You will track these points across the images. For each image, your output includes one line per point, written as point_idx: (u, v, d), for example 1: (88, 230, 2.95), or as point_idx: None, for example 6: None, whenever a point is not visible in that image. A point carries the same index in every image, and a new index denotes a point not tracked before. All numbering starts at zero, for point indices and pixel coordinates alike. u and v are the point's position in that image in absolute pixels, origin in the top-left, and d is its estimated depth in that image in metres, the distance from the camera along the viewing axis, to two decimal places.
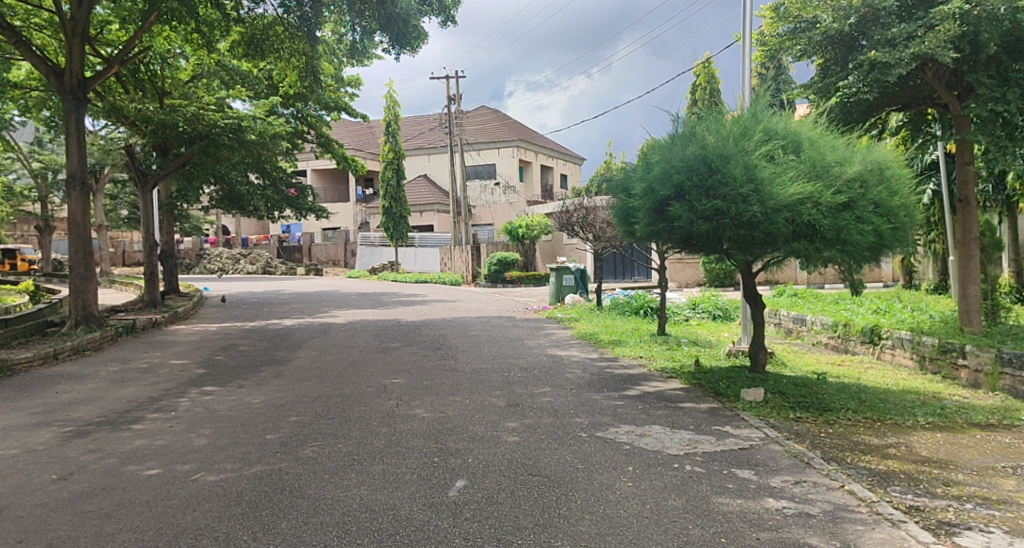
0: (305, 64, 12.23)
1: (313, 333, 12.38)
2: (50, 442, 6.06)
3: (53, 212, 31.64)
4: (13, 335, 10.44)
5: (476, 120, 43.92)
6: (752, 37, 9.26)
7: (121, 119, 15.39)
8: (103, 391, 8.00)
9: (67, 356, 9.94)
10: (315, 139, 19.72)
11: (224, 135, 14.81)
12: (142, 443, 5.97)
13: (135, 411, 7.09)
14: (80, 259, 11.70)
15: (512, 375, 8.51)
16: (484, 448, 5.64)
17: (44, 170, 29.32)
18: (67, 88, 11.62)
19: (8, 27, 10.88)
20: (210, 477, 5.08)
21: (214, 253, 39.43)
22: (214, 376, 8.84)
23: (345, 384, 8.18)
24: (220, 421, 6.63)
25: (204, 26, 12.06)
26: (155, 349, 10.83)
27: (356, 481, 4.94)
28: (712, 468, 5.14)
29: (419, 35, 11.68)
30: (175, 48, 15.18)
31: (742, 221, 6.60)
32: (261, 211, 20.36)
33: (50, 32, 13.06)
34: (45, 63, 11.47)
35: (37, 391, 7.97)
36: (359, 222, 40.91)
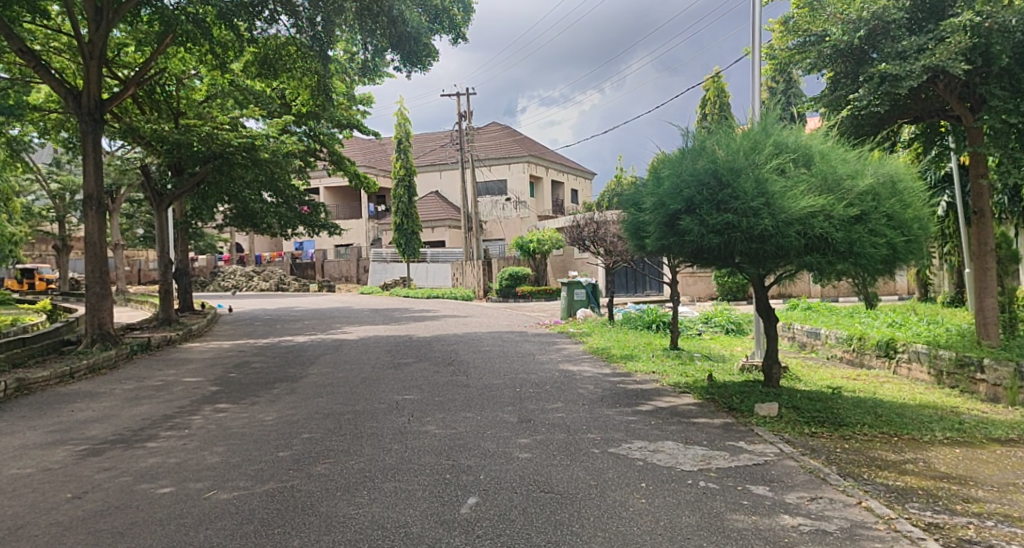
0: (317, 83, 12.42)
1: (325, 350, 12.41)
2: (66, 461, 6.10)
3: (70, 232, 32.02)
4: (29, 355, 10.54)
5: (487, 137, 44.28)
6: (761, 51, 9.26)
7: (137, 140, 15.64)
8: (118, 409, 8.04)
9: (82, 375, 10.02)
10: (327, 157, 19.87)
11: (237, 154, 14.90)
12: (156, 461, 6.00)
13: (149, 429, 7.13)
14: (96, 277, 11.77)
15: (523, 391, 8.46)
16: (496, 464, 5.62)
17: (62, 191, 29.68)
18: (85, 110, 11.73)
19: (28, 52, 10.97)
20: (223, 495, 5.10)
21: (229, 270, 39.82)
22: (228, 393, 8.87)
23: (357, 401, 8.20)
24: (233, 438, 6.65)
25: (219, 46, 12.28)
26: (169, 366, 10.87)
27: (369, 498, 4.94)
28: (726, 484, 5.10)
29: (430, 53, 11.73)
30: (190, 69, 15.28)
31: (753, 235, 6.57)
32: (275, 228, 20.48)
33: (69, 55, 13.33)
34: (62, 86, 11.61)
35: (53, 410, 8.01)
36: (372, 238, 41.10)
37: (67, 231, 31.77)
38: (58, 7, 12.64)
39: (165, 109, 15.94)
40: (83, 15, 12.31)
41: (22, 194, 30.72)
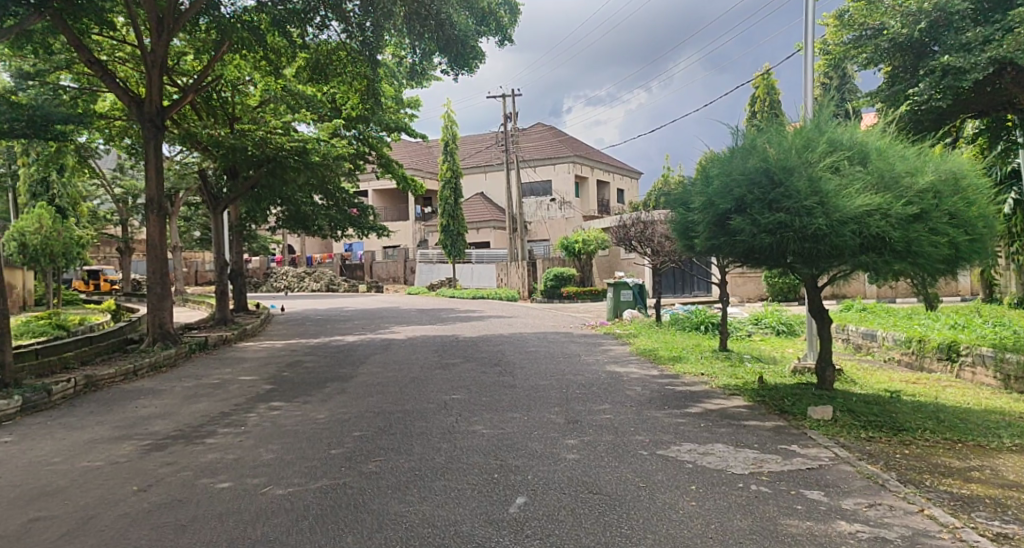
0: (366, 87, 12.64)
1: (374, 349, 12.62)
2: (131, 455, 6.35)
3: (132, 234, 33.29)
4: (96, 353, 10.99)
5: (532, 138, 44.36)
6: (815, 47, 9.07)
7: (195, 146, 16.16)
8: (178, 406, 8.33)
9: (145, 373, 10.39)
10: (375, 160, 20.19)
11: (289, 158, 15.25)
12: (215, 456, 6.20)
13: (207, 425, 7.36)
14: (157, 279, 12.19)
15: (570, 392, 8.46)
16: (544, 465, 5.64)
17: (126, 195, 30.87)
18: (147, 117, 12.17)
19: (96, 62, 11.42)
20: (278, 491, 5.24)
21: (281, 272, 40.82)
22: (282, 391, 9.10)
23: (406, 400, 8.31)
24: (288, 436, 6.82)
25: (273, 53, 12.60)
26: (226, 365, 11.20)
27: (419, 496, 5.01)
28: (779, 488, 5.02)
29: (477, 55, 11.75)
30: (245, 76, 15.72)
31: (806, 234, 6.44)
32: (325, 230, 20.90)
33: (132, 64, 13.85)
34: (127, 95, 12.06)
35: (119, 406, 8.35)
36: (418, 240, 41.57)
37: (130, 234, 33.06)
38: (123, 18, 13.13)
39: (222, 114, 16.49)
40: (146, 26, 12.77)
41: (88, 199, 32.07)
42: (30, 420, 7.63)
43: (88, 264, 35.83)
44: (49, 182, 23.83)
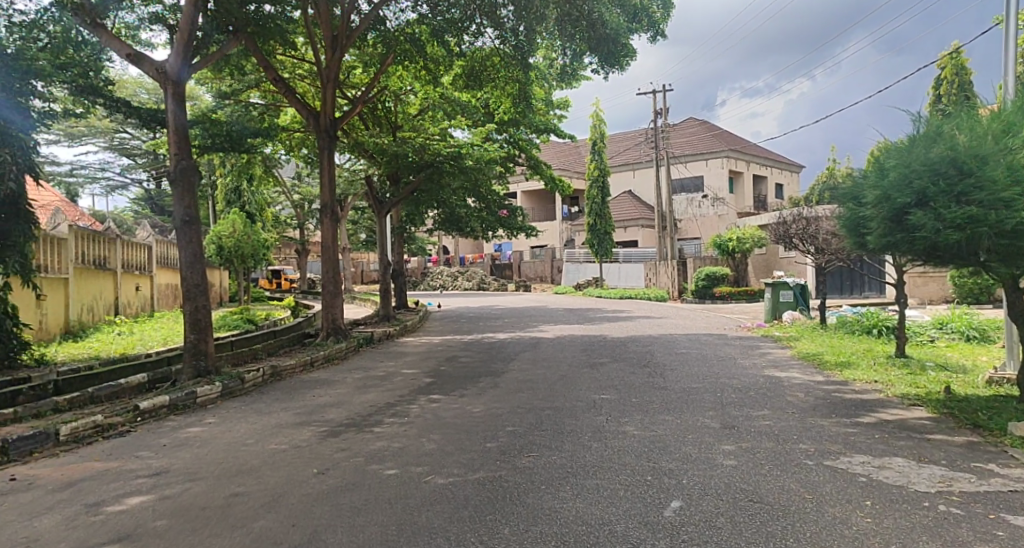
0: (519, 90, 12.90)
1: (525, 347, 12.86)
2: (311, 439, 6.91)
3: (307, 237, 36.36)
4: (279, 345, 12.08)
5: (684, 133, 43.23)
6: (1017, 18, 8.08)
7: (362, 154, 17.31)
8: (349, 396, 8.96)
9: (321, 364, 11.27)
10: (525, 162, 20.57)
11: (445, 162, 15.87)
12: (383, 444, 6.60)
13: (375, 415, 7.85)
14: (330, 278, 13.16)
15: (727, 396, 8.14)
16: (701, 469, 5.46)
17: (302, 202, 33.77)
18: (322, 129, 13.19)
19: (280, 80, 12.55)
20: (440, 480, 5.47)
21: (436, 271, 42.71)
22: (439, 385, 9.51)
23: (557, 397, 8.38)
24: (447, 428, 7.12)
25: (431, 62, 13.18)
26: (390, 359, 11.90)
27: (572, 493, 5.03)
28: (972, 510, 4.52)
29: (628, 52, 11.63)
30: (406, 86, 16.60)
31: (1004, 230, 5.75)
32: (477, 231, 21.60)
33: (310, 80, 15.09)
34: (305, 108, 13.14)
35: (299, 394, 9.13)
36: (565, 239, 41.87)
37: (305, 237, 36.13)
38: (303, 39, 14.33)
39: (386, 123, 17.55)
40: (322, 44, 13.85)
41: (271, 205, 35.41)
42: (227, 404, 8.54)
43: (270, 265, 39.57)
44: (240, 191, 26.52)
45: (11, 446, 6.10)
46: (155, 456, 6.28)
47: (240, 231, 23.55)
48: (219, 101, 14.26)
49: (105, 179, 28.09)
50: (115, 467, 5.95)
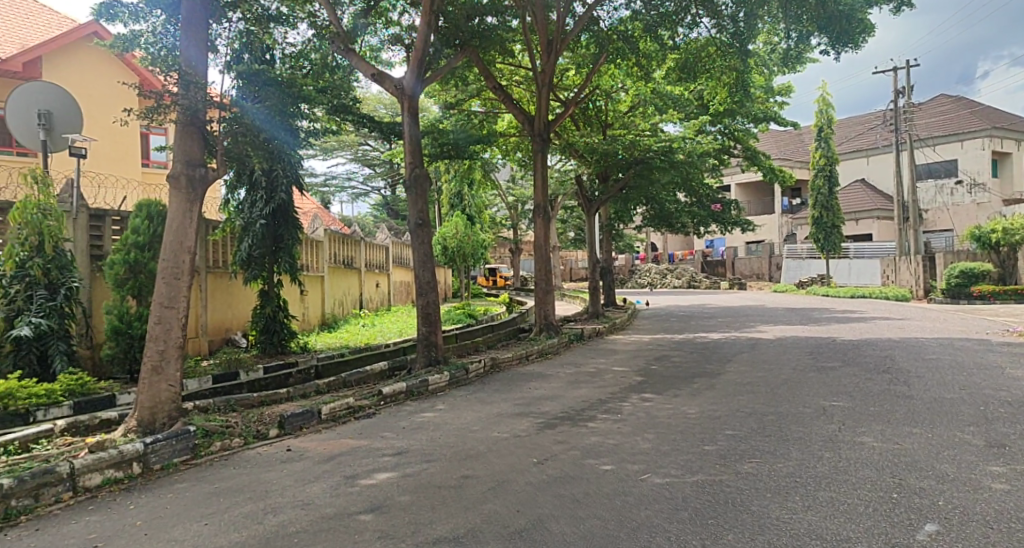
0: (736, 79, 12.34)
1: (742, 348, 12.30)
2: (529, 430, 7.21)
3: (520, 236, 38.01)
4: (497, 339, 12.78)
5: (930, 113, 38.52)
6: None
7: (573, 154, 17.69)
8: (564, 390, 9.20)
9: (535, 358, 11.73)
10: (742, 153, 19.67)
11: (656, 158, 15.65)
12: (598, 439, 6.69)
13: (589, 410, 7.99)
14: (542, 276, 13.60)
15: (988, 410, 7.13)
16: (957, 492, 4.85)
17: (516, 203, 35.34)
18: (537, 132, 13.69)
19: (499, 88, 13.22)
20: (657, 480, 5.42)
21: (645, 269, 42.33)
22: (652, 384, 9.42)
23: (781, 402, 7.91)
24: (662, 427, 7.03)
25: (644, 58, 13.08)
26: (601, 355, 12.02)
27: (802, 505, 4.73)
28: None
29: (865, 28, 10.55)
30: (617, 84, 16.66)
31: None
32: (689, 227, 21.08)
33: (525, 85, 15.74)
34: (522, 113, 13.70)
35: (517, 386, 9.56)
36: (786, 234, 39.36)
37: (519, 236, 37.79)
38: (520, 46, 14.97)
39: (597, 123, 17.78)
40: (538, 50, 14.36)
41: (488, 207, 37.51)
42: (454, 392, 9.21)
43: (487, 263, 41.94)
44: (461, 194, 28.38)
45: (286, 421, 7.13)
46: (397, 437, 6.95)
47: (462, 232, 25.22)
48: (445, 112, 15.41)
49: (351, 188, 31.52)
50: (364, 444, 6.68)
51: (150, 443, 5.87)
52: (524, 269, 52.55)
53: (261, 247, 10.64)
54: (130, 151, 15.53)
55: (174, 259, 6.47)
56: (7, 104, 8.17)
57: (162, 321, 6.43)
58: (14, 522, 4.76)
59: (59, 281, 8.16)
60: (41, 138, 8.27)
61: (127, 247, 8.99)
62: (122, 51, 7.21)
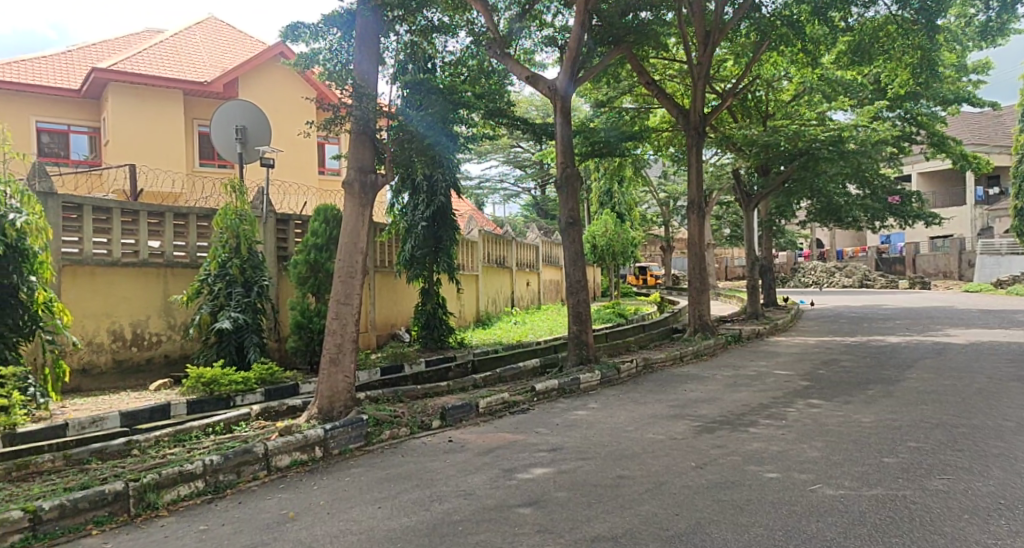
0: (921, 58, 11.44)
1: (925, 353, 11.22)
2: (686, 433, 7.02)
3: (673, 234, 37.15)
4: (650, 339, 12.59)
5: None
6: None
7: (731, 147, 17.01)
8: (721, 393, 8.87)
9: (690, 359, 11.41)
10: (926, 139, 17.95)
11: (824, 148, 14.68)
12: (761, 445, 6.39)
13: (749, 415, 7.64)
14: (697, 274, 13.21)
15: None
16: None
17: (669, 199, 34.58)
18: (692, 126, 13.31)
19: (653, 83, 12.99)
20: (829, 491, 5.09)
21: (809, 266, 39.83)
22: (820, 389, 8.84)
23: (974, 414, 7.12)
24: (832, 436, 6.58)
25: (811, 42, 12.31)
26: (762, 358, 11.47)
27: (1005, 530, 4.23)
28: None
29: None
30: (780, 72, 15.80)
31: None
32: (861, 221, 19.56)
33: (680, 78, 15.35)
34: (676, 107, 13.37)
35: (671, 387, 9.35)
36: (979, 227, 35.43)
37: (671, 233, 36.95)
38: (675, 39, 14.63)
39: (757, 114, 16.98)
40: (694, 41, 13.98)
41: (639, 204, 36.99)
42: (606, 391, 9.18)
43: (638, 261, 41.39)
44: (612, 192, 28.23)
45: (447, 413, 7.47)
46: (551, 433, 7.05)
47: (612, 231, 25.09)
48: (596, 110, 15.38)
49: (504, 189, 32.29)
50: (521, 439, 6.83)
51: (330, 428, 6.38)
52: (677, 268, 51.21)
53: (423, 247, 11.23)
54: (308, 161, 16.92)
55: (349, 259, 6.97)
56: (211, 124, 9.27)
57: (339, 316, 6.98)
58: (222, 494, 5.34)
59: (252, 279, 9.10)
60: (238, 151, 9.25)
61: (307, 249, 9.83)
62: (303, 68, 7.85)
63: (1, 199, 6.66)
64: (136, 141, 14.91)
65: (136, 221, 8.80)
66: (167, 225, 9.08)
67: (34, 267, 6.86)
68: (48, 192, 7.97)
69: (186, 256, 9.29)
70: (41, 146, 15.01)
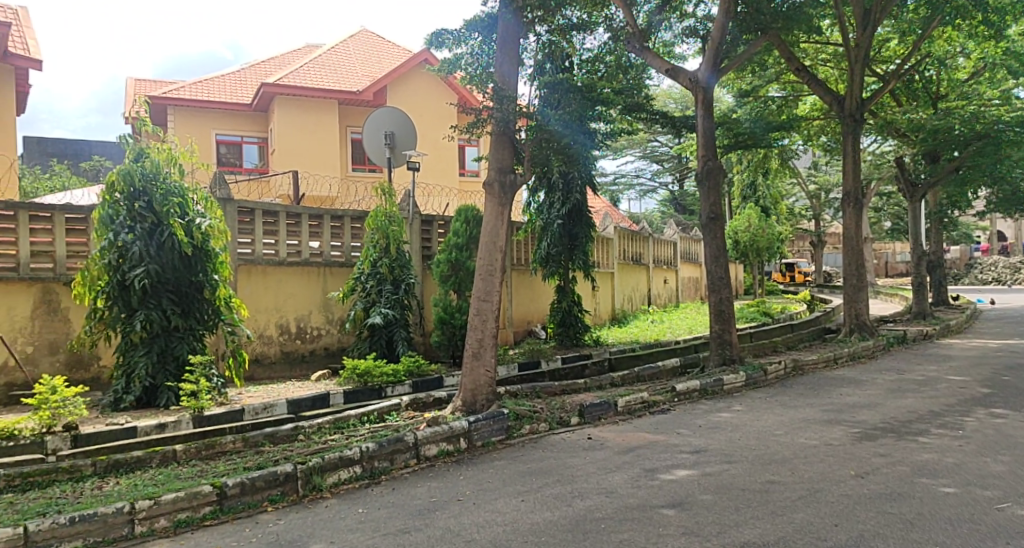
0: None
1: None
2: (844, 440, 6.57)
3: (824, 228, 34.90)
4: (800, 339, 11.92)
5: None
6: None
7: (893, 133, 15.72)
8: (884, 398, 8.22)
9: (846, 362, 10.68)
10: None
11: (1006, 131, 13.20)
12: (933, 457, 5.85)
13: (918, 423, 7.01)
14: (854, 270, 12.34)
15: None
16: None
17: (820, 191, 32.51)
18: (847, 113, 12.44)
19: (805, 70, 12.27)
20: (1018, 511, 4.57)
21: (986, 262, 35.96)
22: (1002, 397, 7.96)
23: None
24: (1019, 450, 5.90)
25: (993, 13, 11.10)
26: (930, 361, 10.50)
27: None
28: None
29: None
30: (955, 48, 14.38)
31: None
32: None
33: (834, 62, 14.39)
34: (829, 94, 12.55)
35: (826, 391, 8.79)
36: None
37: (822, 228, 34.72)
38: (829, 21, 13.73)
39: (924, 96, 15.57)
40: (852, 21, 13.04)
41: (787, 197, 35.06)
42: (752, 393, 8.80)
43: (785, 257, 39.24)
44: (756, 185, 26.99)
45: (586, 410, 7.48)
46: (694, 434, 6.87)
47: (757, 226, 23.97)
48: (739, 100, 14.72)
49: (640, 184, 31.73)
50: (662, 439, 6.70)
51: (473, 421, 6.59)
52: (829, 264, 48.02)
53: (558, 246, 11.29)
54: (450, 163, 17.55)
55: (489, 257, 7.16)
56: (363, 132, 9.88)
57: (480, 313, 7.18)
58: (377, 480, 5.67)
59: (400, 277, 9.58)
60: (386, 156, 9.77)
61: (449, 248, 10.20)
62: (446, 73, 8.17)
63: (190, 206, 7.55)
64: (296, 150, 16.15)
65: (300, 223, 9.56)
66: (325, 226, 9.80)
67: (216, 266, 7.63)
68: (227, 199, 8.82)
69: (342, 255, 9.99)
70: (218, 156, 16.67)
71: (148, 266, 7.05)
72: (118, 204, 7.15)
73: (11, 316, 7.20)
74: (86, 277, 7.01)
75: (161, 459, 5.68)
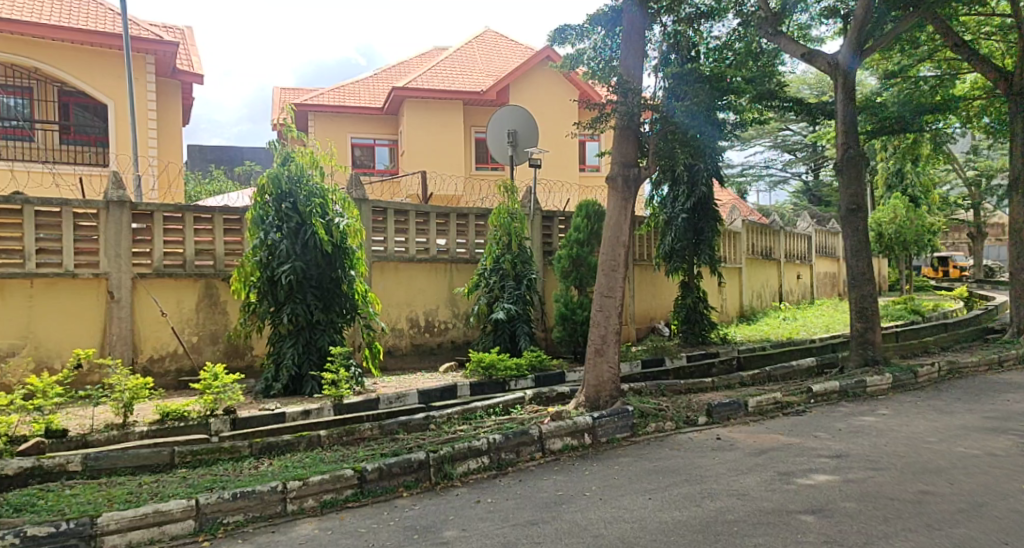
0: None
1: None
2: (1011, 450, 5.99)
3: (983, 218, 31.83)
4: (957, 340, 11.00)
5: None
6: None
7: None
8: None
9: (1010, 364, 9.73)
10: None
11: None
12: None
13: None
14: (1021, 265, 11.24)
15: None
16: None
17: (978, 178, 29.67)
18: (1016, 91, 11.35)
19: (965, 46, 11.25)
20: None
21: None
22: None
23: None
24: None
25: None
26: None
27: None
28: None
29: None
30: None
31: None
32: None
33: (1000, 35, 13.14)
34: (994, 71, 11.45)
35: (987, 396, 8.04)
36: None
37: (981, 218, 31.66)
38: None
39: None
40: None
41: (939, 185, 32.26)
42: (899, 397, 8.20)
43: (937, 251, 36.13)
44: (903, 173, 25.04)
45: (714, 410, 7.27)
46: (833, 438, 6.50)
47: (903, 217, 22.25)
48: (886, 82, 13.70)
49: (770, 175, 30.22)
50: (798, 442, 6.40)
51: (598, 417, 6.59)
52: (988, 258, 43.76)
53: (683, 240, 11.01)
54: (572, 158, 17.57)
55: (612, 253, 7.11)
56: (486, 131, 10.12)
57: (602, 309, 7.16)
58: (504, 471, 5.81)
59: (523, 273, 9.71)
60: (509, 153, 9.93)
61: (570, 244, 10.21)
62: (569, 69, 8.23)
63: (330, 207, 8.05)
64: (423, 150, 16.77)
65: (427, 221, 9.93)
66: (451, 224, 10.14)
67: (353, 262, 8.08)
68: (362, 199, 9.30)
69: (466, 252, 10.30)
70: (353, 159, 17.63)
71: (293, 263, 7.58)
72: (268, 206, 7.75)
73: (180, 308, 7.96)
74: (241, 273, 7.64)
75: (308, 442, 6.10)
